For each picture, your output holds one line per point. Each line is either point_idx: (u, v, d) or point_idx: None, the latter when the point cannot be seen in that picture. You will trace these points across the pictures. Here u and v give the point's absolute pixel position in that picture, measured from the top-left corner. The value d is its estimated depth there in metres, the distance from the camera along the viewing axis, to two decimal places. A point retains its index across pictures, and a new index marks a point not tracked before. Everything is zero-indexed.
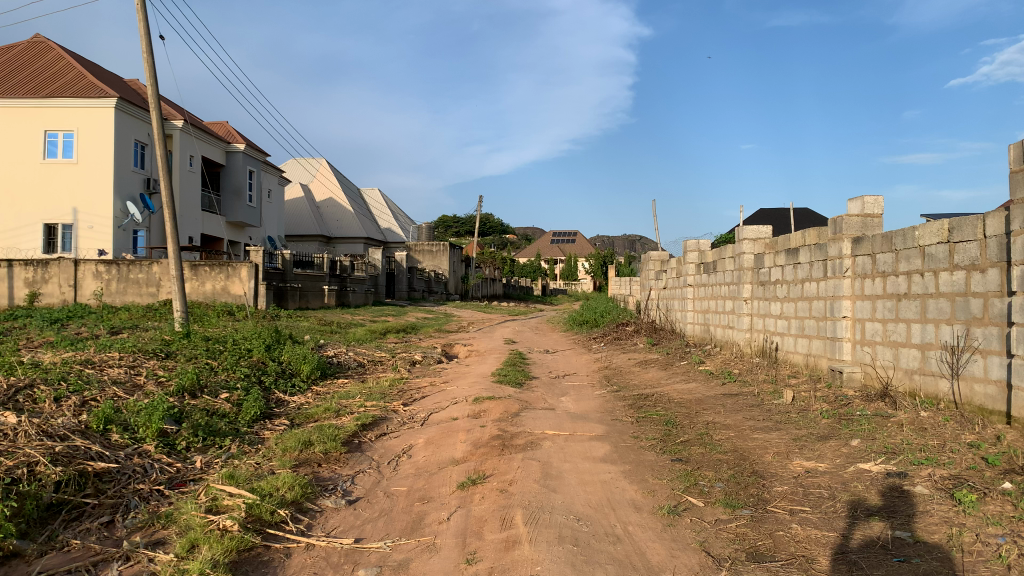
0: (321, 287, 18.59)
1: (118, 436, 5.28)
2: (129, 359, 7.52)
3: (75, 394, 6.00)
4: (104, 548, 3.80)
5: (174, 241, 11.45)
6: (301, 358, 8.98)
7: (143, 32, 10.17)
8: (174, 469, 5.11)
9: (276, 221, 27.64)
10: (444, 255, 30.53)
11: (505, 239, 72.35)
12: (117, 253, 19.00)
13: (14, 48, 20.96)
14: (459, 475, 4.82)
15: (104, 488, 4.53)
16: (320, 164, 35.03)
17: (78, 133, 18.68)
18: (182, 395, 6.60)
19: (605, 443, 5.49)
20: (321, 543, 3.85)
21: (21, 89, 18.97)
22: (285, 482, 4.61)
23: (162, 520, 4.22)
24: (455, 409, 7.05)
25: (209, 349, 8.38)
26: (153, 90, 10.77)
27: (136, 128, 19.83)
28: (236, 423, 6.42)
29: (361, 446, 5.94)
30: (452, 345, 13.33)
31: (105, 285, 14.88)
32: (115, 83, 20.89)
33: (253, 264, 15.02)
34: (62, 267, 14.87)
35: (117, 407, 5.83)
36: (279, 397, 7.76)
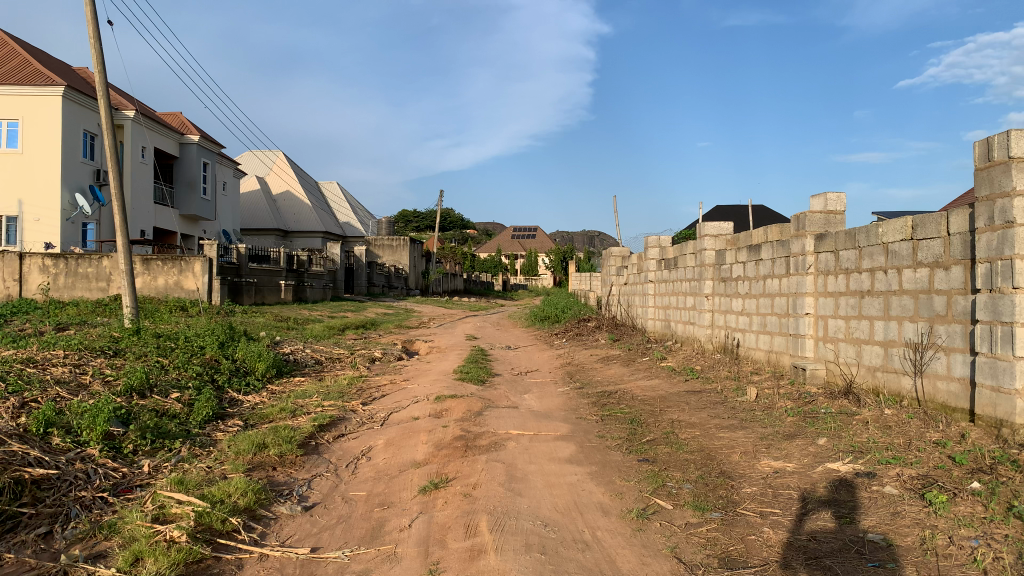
0: (278, 282, 18.21)
1: (59, 440, 5.01)
2: (74, 357, 7.18)
3: (13, 395, 5.70)
4: (40, 563, 3.57)
5: (124, 234, 11.03)
6: (256, 356, 8.71)
7: (89, 17, 9.76)
8: (120, 474, 4.86)
9: (231, 215, 27.00)
10: (404, 250, 30.21)
11: (465, 233, 72.04)
12: (65, 246, 18.37)
13: None
14: (420, 478, 4.65)
15: (42, 497, 4.28)
16: (277, 157, 34.39)
17: (22, 122, 17.98)
18: (129, 395, 6.31)
19: (571, 442, 5.37)
20: (276, 553, 3.66)
21: None
22: (238, 488, 4.39)
23: (105, 530, 3.99)
24: (416, 408, 6.89)
25: (160, 346, 8.07)
26: (101, 78, 10.35)
27: (84, 118, 19.16)
28: (187, 424, 6.16)
29: (318, 448, 5.74)
30: (412, 341, 13.12)
31: (52, 279, 14.34)
32: (61, 70, 20.17)
33: (207, 258, 14.59)
34: (6, 261, 14.31)
35: (59, 408, 5.54)
36: (233, 396, 7.51)
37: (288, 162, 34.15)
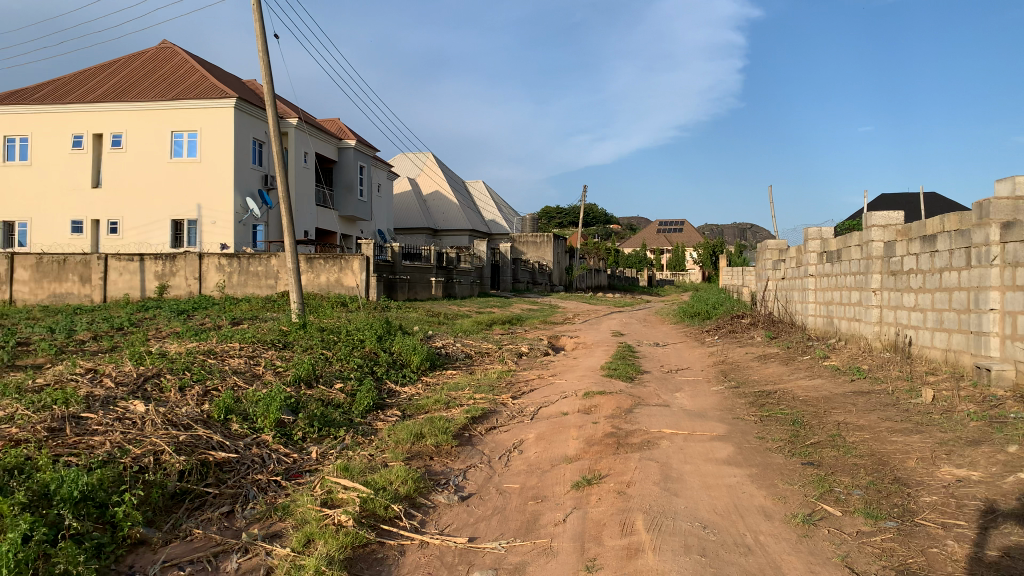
0: (429, 278, 18.83)
1: (237, 425, 5.41)
2: (249, 349, 7.73)
3: (198, 383, 6.22)
4: (224, 540, 3.86)
5: (291, 234, 11.75)
6: (412, 349, 9.03)
7: (258, 32, 10.46)
8: (290, 459, 5.17)
9: (385, 215, 28.19)
10: (548, 246, 30.36)
11: (609, 228, 71.67)
12: (238, 247, 19.81)
13: (142, 55, 22.29)
14: (572, 474, 4.63)
15: (224, 478, 4.65)
16: (427, 158, 35.56)
17: (200, 133, 19.61)
18: (298, 384, 6.73)
19: (728, 443, 5.18)
20: (435, 541, 3.77)
21: (151, 92, 20.12)
22: (398, 476, 4.57)
23: (280, 512, 4.25)
24: (565, 403, 6.89)
25: (324, 339, 8.55)
26: (269, 89, 11.08)
27: (254, 127, 20.62)
28: (350, 414, 6.48)
29: (472, 439, 5.86)
30: (559, 336, 13.17)
31: (228, 277, 15.51)
32: (233, 83, 21.83)
33: (365, 256, 15.29)
34: (188, 260, 15.61)
35: (237, 396, 5.97)
36: (391, 387, 7.82)
37: (437, 163, 35.22)
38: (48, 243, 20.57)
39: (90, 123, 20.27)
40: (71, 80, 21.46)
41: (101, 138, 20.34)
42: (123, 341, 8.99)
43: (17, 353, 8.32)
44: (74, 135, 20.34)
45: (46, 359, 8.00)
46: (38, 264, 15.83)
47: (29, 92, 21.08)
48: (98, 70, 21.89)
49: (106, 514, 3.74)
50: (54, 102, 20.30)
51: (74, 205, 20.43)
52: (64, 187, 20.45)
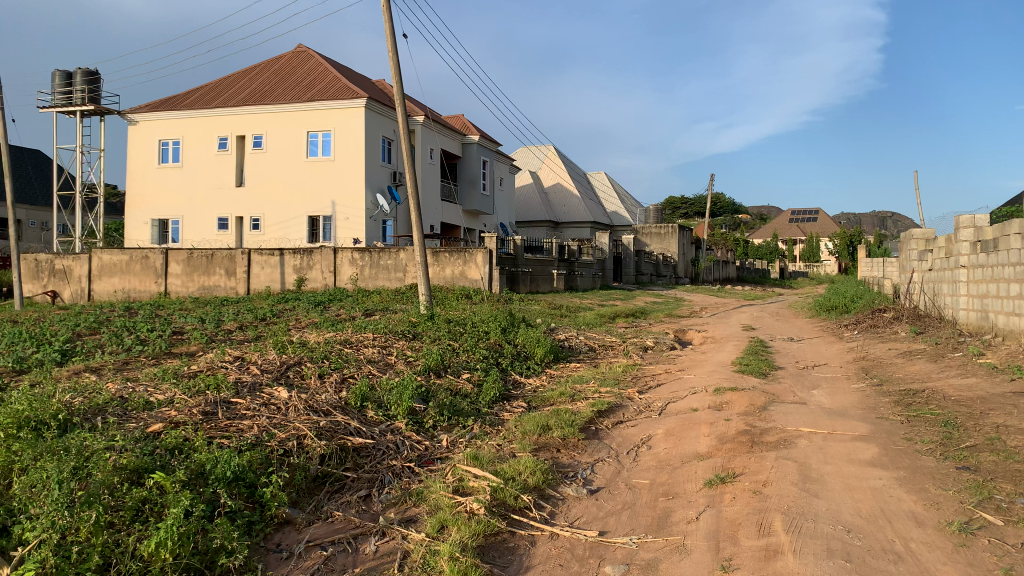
0: (551, 271, 18.89)
1: (373, 412, 5.62)
2: (381, 339, 8.01)
3: (335, 371, 6.51)
4: (363, 522, 4.02)
5: (419, 228, 12.06)
6: (536, 341, 9.08)
7: (388, 32, 10.78)
8: (422, 446, 5.31)
9: (507, 208, 28.48)
10: (672, 238, 29.80)
11: (737, 218, 69.51)
12: (369, 241, 20.54)
13: (280, 59, 23.51)
14: (704, 471, 4.52)
15: (362, 464, 4.84)
16: (549, 151, 35.65)
17: (334, 132, 20.48)
18: (428, 374, 6.92)
19: (872, 444, 4.91)
20: (565, 533, 3.77)
21: (289, 95, 21.18)
22: (527, 467, 4.60)
23: (414, 497, 4.37)
24: (694, 399, 6.73)
25: (452, 331, 8.74)
26: (398, 87, 11.40)
27: (383, 126, 21.33)
28: (478, 403, 6.60)
29: (599, 433, 5.83)
30: (686, 330, 12.89)
31: (359, 271, 16.14)
32: (363, 83, 22.64)
33: (488, 250, 15.48)
34: (323, 255, 16.35)
35: (371, 384, 6.20)
36: (516, 378, 7.91)
37: (559, 155, 35.25)
38: (197, 239, 22.06)
39: (234, 126, 21.58)
40: (217, 86, 22.91)
41: (244, 139, 21.61)
42: (265, 331, 9.54)
43: (173, 340, 8.98)
44: (220, 137, 21.71)
45: (198, 347, 8.59)
46: (190, 259, 17.02)
47: (180, 98, 22.67)
48: (240, 76, 23.25)
49: (256, 493, 3.97)
50: (203, 107, 21.73)
51: (221, 203, 21.82)
52: (211, 186, 21.87)
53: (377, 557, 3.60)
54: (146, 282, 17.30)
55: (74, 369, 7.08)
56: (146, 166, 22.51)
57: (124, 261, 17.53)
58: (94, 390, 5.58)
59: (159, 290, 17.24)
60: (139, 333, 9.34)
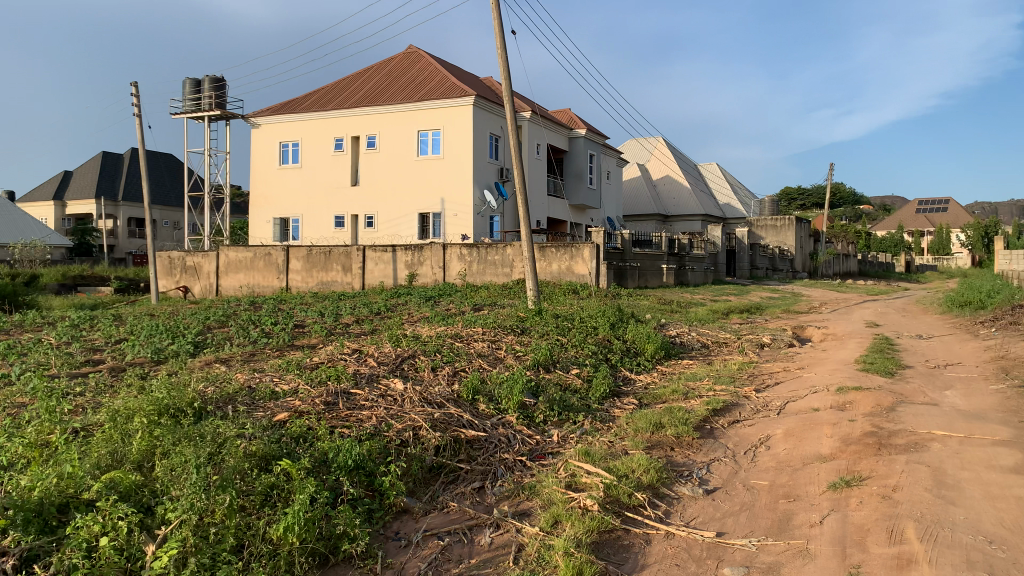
0: (660, 266, 18.60)
1: (484, 405, 5.69)
2: (491, 334, 8.10)
3: (447, 364, 6.63)
4: (478, 514, 4.07)
5: (527, 223, 12.11)
6: (646, 337, 8.95)
7: (497, 29, 10.88)
8: (533, 441, 5.34)
9: (615, 202, 28.22)
10: (789, 230, 28.69)
11: (858, 210, 66.29)
12: (478, 237, 20.79)
13: (392, 60, 24.14)
14: (828, 474, 4.33)
15: (475, 455, 4.91)
16: (658, 143, 35.07)
17: (443, 131, 20.85)
18: (537, 369, 6.94)
19: (1016, 450, 4.57)
20: (681, 533, 3.70)
21: (400, 95, 21.72)
22: (640, 464, 4.55)
23: (527, 491, 4.39)
24: (815, 399, 6.46)
25: (560, 326, 8.75)
26: (507, 84, 11.49)
27: (491, 122, 21.55)
28: (588, 399, 6.56)
29: (714, 432, 5.69)
30: (804, 327, 12.40)
31: (468, 266, 16.36)
32: (471, 81, 22.95)
33: (595, 244, 15.36)
34: (433, 251, 16.69)
35: (482, 378, 6.28)
36: (627, 375, 7.83)
37: (668, 147, 34.61)
38: (315, 236, 22.98)
39: (349, 127, 22.34)
40: (333, 89, 23.76)
41: (358, 140, 22.33)
42: (380, 325, 9.83)
43: (294, 333, 9.39)
44: (336, 138, 22.51)
45: (318, 340, 8.96)
46: (308, 255, 17.76)
47: (299, 102, 23.65)
48: (354, 78, 24.02)
49: (375, 482, 4.10)
50: (320, 110, 22.59)
51: (336, 202, 22.64)
52: (328, 185, 22.72)
53: (492, 549, 3.65)
54: (268, 277, 18.19)
55: (206, 360, 7.52)
56: (268, 167, 23.65)
57: (248, 257, 18.49)
58: (224, 379, 5.91)
59: (281, 285, 18.09)
60: (263, 326, 9.82)
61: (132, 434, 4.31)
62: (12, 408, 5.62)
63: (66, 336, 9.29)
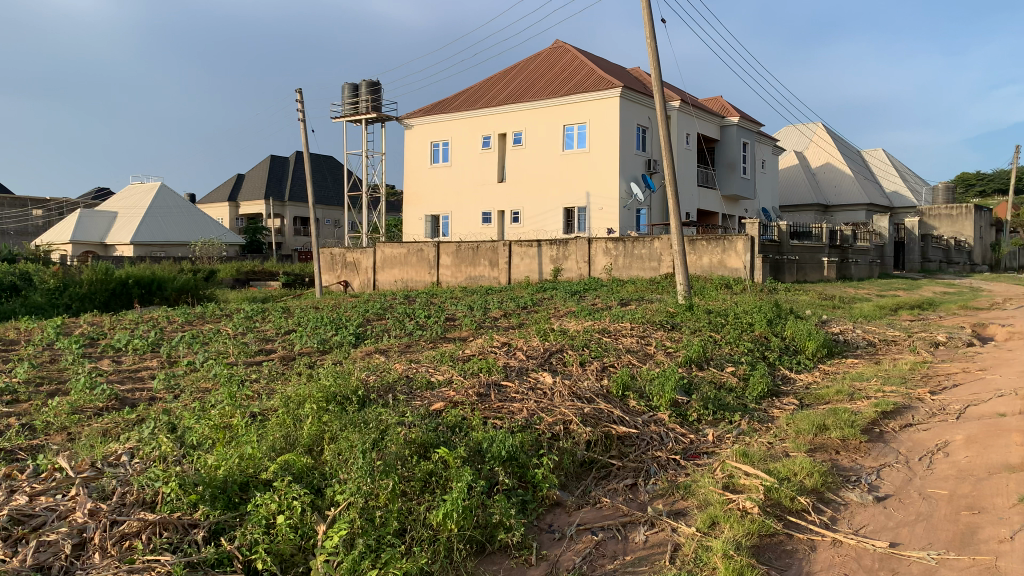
0: (820, 259, 17.68)
1: (635, 402, 5.62)
2: (641, 329, 7.99)
3: (596, 359, 6.61)
4: (631, 511, 4.03)
5: (677, 216, 11.84)
6: (807, 334, 8.51)
7: (646, 19, 10.70)
8: (687, 439, 5.21)
9: (769, 192, 27.09)
10: (967, 219, 26.35)
11: None
12: (624, 230, 20.52)
13: (539, 56, 24.34)
14: (1018, 485, 3.95)
15: (627, 452, 4.86)
16: (816, 129, 33.31)
17: (590, 124, 20.77)
18: (690, 366, 6.78)
19: None
20: (850, 540, 3.51)
21: (546, 91, 21.86)
22: (803, 468, 4.33)
23: (682, 490, 4.29)
24: (1001, 403, 5.91)
25: (713, 322, 8.49)
26: (656, 75, 11.27)
27: (638, 114, 21.24)
28: (744, 398, 6.33)
29: (884, 436, 5.34)
30: (985, 324, 11.37)
31: (614, 261, 16.20)
32: (618, 73, 22.72)
33: (749, 237, 14.81)
34: (579, 245, 16.68)
35: (633, 373, 6.20)
36: (785, 374, 7.48)
37: (828, 133, 32.80)
38: (464, 232, 23.56)
39: (497, 124, 22.75)
40: (481, 87, 24.27)
41: (506, 137, 22.69)
42: (528, 319, 9.94)
43: (446, 326, 9.67)
44: (484, 135, 22.98)
45: (469, 333, 9.18)
46: (457, 251, 18.24)
47: (449, 102, 24.33)
48: (502, 75, 24.42)
49: (528, 474, 4.14)
50: (469, 108, 23.15)
51: (484, 198, 23.10)
52: (476, 182, 23.23)
53: (647, 547, 3.60)
54: (420, 272, 18.87)
55: (365, 350, 7.89)
56: (420, 166, 24.52)
57: (402, 253, 19.25)
58: (384, 369, 6.18)
59: (432, 280, 18.70)
60: (417, 319, 10.17)
61: (302, 420, 4.59)
62: (197, 392, 6.13)
63: (240, 327, 10.04)
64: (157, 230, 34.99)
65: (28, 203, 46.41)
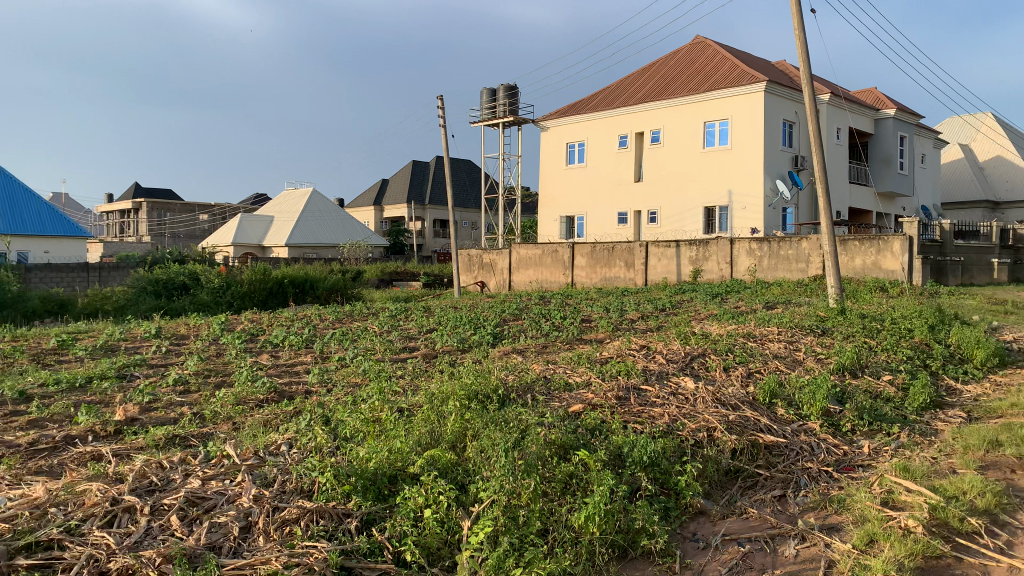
0: (990, 260, 16.30)
1: (783, 410, 5.40)
2: (788, 334, 7.65)
3: (740, 364, 6.39)
4: (780, 523, 3.87)
5: (827, 215, 11.28)
6: (975, 342, 7.87)
7: (795, 9, 10.25)
8: (841, 451, 4.94)
9: (929, 189, 25.29)
10: None
11: None
12: (769, 230, 19.69)
13: (678, 53, 23.87)
14: None
15: (774, 463, 4.67)
16: (984, 119, 30.76)
17: (732, 121, 20.15)
18: (842, 374, 6.43)
19: None
20: None
21: (686, 87, 21.41)
22: (973, 486, 4.00)
23: (836, 504, 4.08)
24: None
25: (868, 327, 8.01)
26: (805, 68, 10.77)
27: (784, 108, 20.38)
28: (903, 409, 5.92)
29: None
30: None
31: (758, 262, 15.62)
32: (763, 67, 21.90)
33: (908, 236, 13.90)
34: (720, 246, 16.22)
35: (780, 380, 5.95)
36: (951, 385, 6.94)
37: (998, 123, 30.22)
38: (600, 233, 23.46)
39: (634, 123, 22.51)
40: (619, 87, 24.09)
41: (643, 136, 22.42)
42: (667, 322, 9.74)
43: (583, 327, 9.66)
44: (621, 135, 22.80)
45: (606, 334, 9.11)
46: (593, 252, 18.18)
47: (586, 102, 24.31)
48: (640, 74, 24.13)
49: (670, 480, 4.06)
50: (606, 108, 23.04)
51: (621, 198, 22.91)
52: (613, 182, 23.07)
53: (798, 562, 3.44)
54: (556, 273, 18.95)
55: (504, 350, 8.01)
56: (557, 167, 24.65)
57: (538, 254, 19.39)
58: (523, 369, 6.25)
59: (567, 281, 18.74)
60: (554, 320, 10.23)
61: (446, 416, 4.71)
62: (347, 386, 6.44)
63: (386, 325, 10.43)
64: (309, 233, 37.04)
65: (196, 209, 50.40)
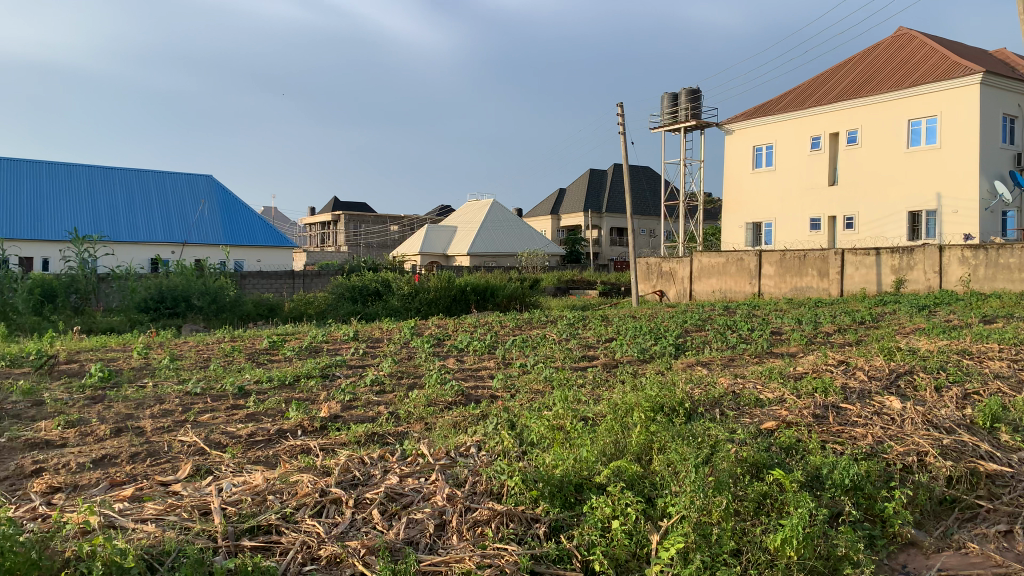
0: None
1: (1008, 436, 4.84)
2: (1011, 352, 6.87)
3: (955, 385, 5.83)
4: (1007, 563, 3.49)
5: None
6: None
7: None
8: None
9: None
10: None
11: None
12: (985, 237, 17.88)
13: (879, 46, 22.28)
14: None
15: (999, 494, 4.21)
16: None
17: (941, 117, 18.48)
18: None
19: None
20: None
21: (888, 83, 19.93)
22: None
23: None
24: None
25: None
26: None
27: (1004, 101, 18.43)
28: None
29: None
30: None
31: (972, 271, 14.21)
32: (979, 57, 19.94)
33: None
34: (927, 254, 14.93)
35: (1004, 404, 5.35)
36: None
37: None
38: (789, 240, 22.37)
39: (829, 124, 21.27)
40: (812, 85, 22.86)
41: (839, 137, 21.12)
42: (867, 336, 9.08)
43: (772, 340, 9.24)
44: (814, 136, 21.63)
45: (799, 348, 8.64)
46: (782, 259, 17.36)
47: (775, 103, 23.29)
48: (835, 70, 22.77)
49: (874, 506, 3.79)
50: (797, 108, 21.95)
51: (813, 203, 21.73)
52: (804, 187, 21.93)
53: None
54: (741, 282, 18.29)
55: (687, 362, 7.82)
56: (743, 172, 23.81)
57: (721, 262, 18.79)
58: (709, 382, 6.05)
59: (753, 290, 18.02)
60: (740, 332, 9.85)
61: (631, 427, 4.66)
62: (530, 393, 6.56)
63: (566, 333, 10.52)
64: (490, 242, 38.18)
65: (387, 220, 53.49)
